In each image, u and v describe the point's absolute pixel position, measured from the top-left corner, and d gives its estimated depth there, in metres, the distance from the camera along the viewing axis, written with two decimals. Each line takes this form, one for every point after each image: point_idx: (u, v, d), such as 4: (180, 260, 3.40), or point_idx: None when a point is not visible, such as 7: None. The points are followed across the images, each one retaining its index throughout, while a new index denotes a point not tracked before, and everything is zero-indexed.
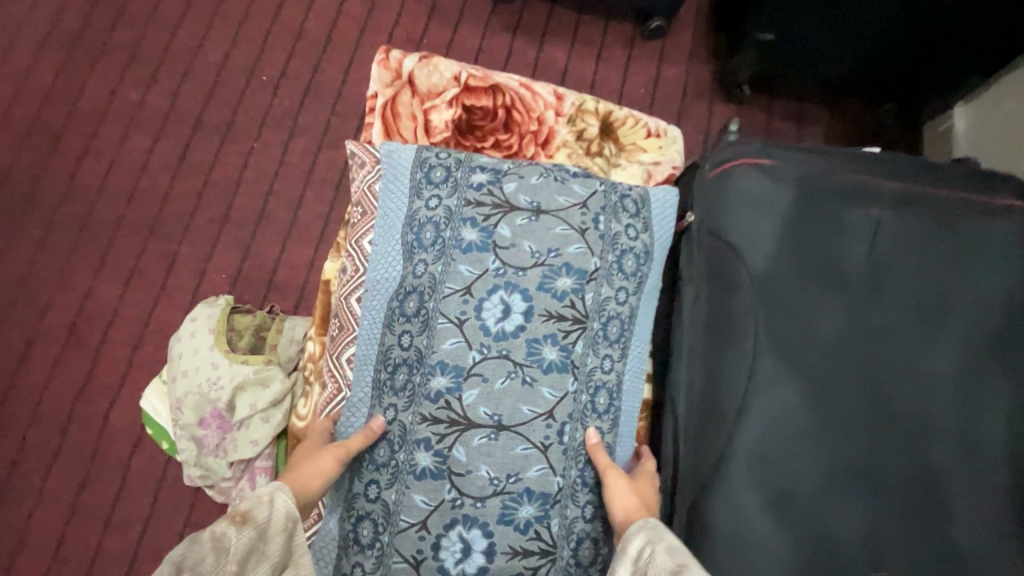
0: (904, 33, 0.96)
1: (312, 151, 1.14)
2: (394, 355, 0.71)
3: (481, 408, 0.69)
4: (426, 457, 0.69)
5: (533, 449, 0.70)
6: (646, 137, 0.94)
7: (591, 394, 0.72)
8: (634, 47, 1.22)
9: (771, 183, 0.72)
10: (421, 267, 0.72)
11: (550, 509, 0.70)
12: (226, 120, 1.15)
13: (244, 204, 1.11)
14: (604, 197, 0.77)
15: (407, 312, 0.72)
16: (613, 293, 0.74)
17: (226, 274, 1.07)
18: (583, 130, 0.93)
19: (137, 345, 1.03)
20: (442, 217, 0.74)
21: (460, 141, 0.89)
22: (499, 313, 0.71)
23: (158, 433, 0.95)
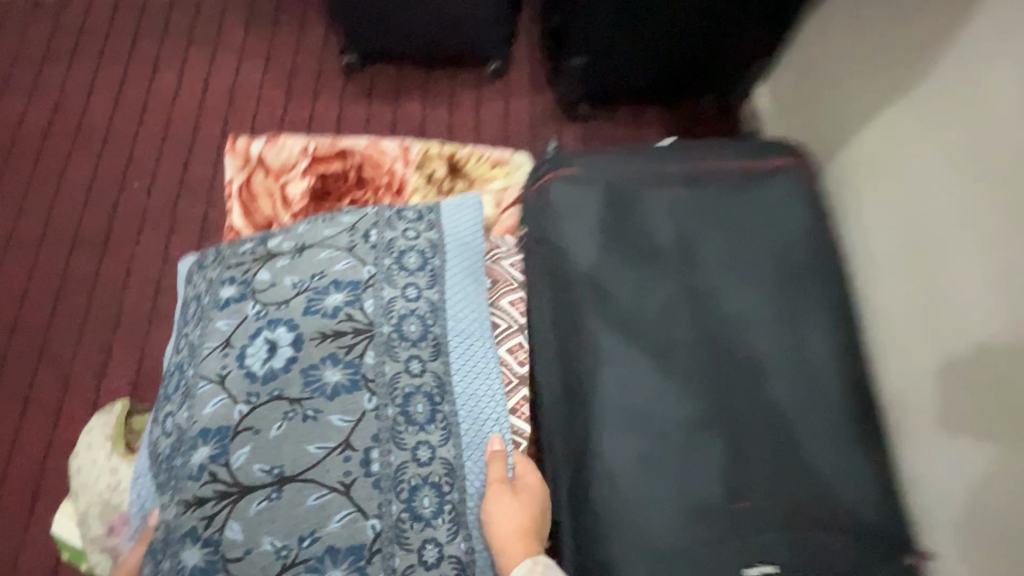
0: (680, 47, 1.14)
1: (194, 244, 1.18)
2: (165, 443, 0.74)
3: (256, 464, 0.70)
4: (194, 553, 0.67)
5: (331, 492, 0.69)
6: (493, 167, 1.04)
7: (398, 407, 0.74)
8: (479, 91, 1.35)
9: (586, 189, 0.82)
10: (186, 342, 0.81)
11: (365, 568, 0.67)
12: (103, 231, 1.18)
13: (132, 306, 1.13)
14: (374, 217, 0.84)
15: (173, 391, 0.78)
16: (399, 292, 0.80)
17: (125, 379, 1.08)
18: (432, 172, 1.02)
19: (42, 470, 1.02)
20: (204, 290, 0.83)
21: (319, 206, 0.96)
22: (265, 352, 0.75)
23: (75, 555, 0.91)
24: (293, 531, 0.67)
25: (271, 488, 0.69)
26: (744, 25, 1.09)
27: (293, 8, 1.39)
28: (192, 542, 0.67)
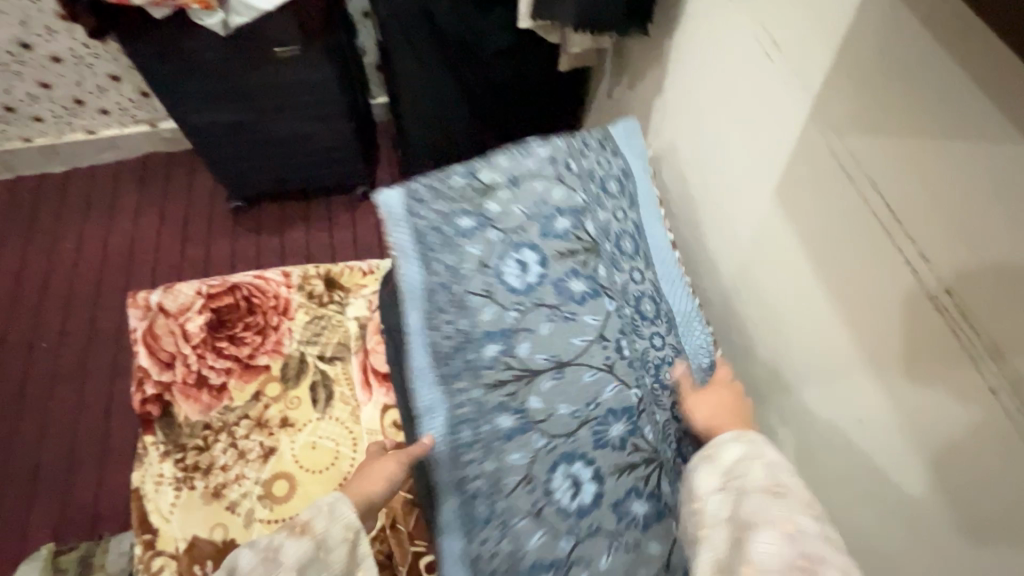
0: None
1: (108, 386, 1.31)
2: (443, 346, 0.69)
3: (539, 354, 0.66)
4: (506, 417, 0.65)
5: (601, 371, 0.66)
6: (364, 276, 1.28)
7: (635, 305, 0.74)
8: (353, 211, 1.63)
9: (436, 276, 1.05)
10: (439, 268, 0.71)
11: (638, 421, 0.66)
12: (16, 392, 1.29)
13: (51, 457, 1.23)
14: (568, 145, 0.82)
15: (441, 305, 0.70)
16: (609, 216, 0.78)
17: (49, 525, 1.16)
18: (312, 289, 1.24)
19: None
20: (437, 222, 0.74)
21: (214, 335, 1.14)
22: (518, 268, 0.70)
23: None
24: (587, 408, 0.65)
25: (580, 367, 0.66)
26: None
27: (180, 167, 1.62)
28: (503, 414, 0.65)
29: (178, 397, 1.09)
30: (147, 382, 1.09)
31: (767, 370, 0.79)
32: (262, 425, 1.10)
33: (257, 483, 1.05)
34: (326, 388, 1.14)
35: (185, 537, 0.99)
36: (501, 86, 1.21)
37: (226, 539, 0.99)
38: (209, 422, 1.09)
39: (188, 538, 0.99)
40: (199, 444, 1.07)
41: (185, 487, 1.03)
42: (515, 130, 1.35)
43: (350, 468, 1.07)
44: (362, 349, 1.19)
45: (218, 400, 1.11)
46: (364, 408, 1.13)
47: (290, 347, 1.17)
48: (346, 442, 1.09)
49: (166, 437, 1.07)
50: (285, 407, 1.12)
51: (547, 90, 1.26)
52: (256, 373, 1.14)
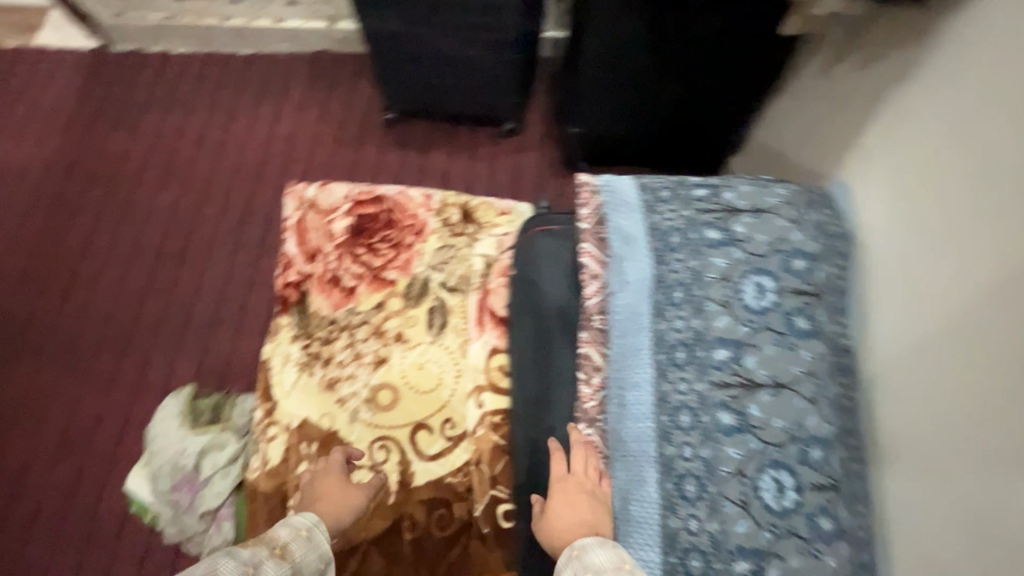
0: (664, 126, 1.33)
1: (253, 261, 1.43)
2: (671, 338, 0.73)
3: (764, 370, 0.70)
4: (729, 417, 0.69)
5: (809, 405, 0.69)
6: (498, 215, 1.27)
7: (837, 356, 0.74)
8: (495, 146, 1.60)
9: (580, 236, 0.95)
10: (677, 264, 0.76)
11: (829, 453, 0.68)
12: (182, 247, 1.46)
13: (201, 311, 1.38)
14: (800, 193, 0.83)
15: (676, 301, 0.75)
16: (836, 269, 0.78)
17: (191, 369, 1.33)
18: (448, 217, 1.25)
19: (120, 437, 1.27)
20: (682, 224, 0.79)
21: (354, 240, 1.19)
22: (756, 292, 0.73)
23: (139, 508, 1.14)
24: (797, 429, 0.68)
25: (790, 393, 0.69)
26: (722, 112, 1.27)
27: (346, 71, 1.67)
28: (731, 414, 0.68)
29: (314, 289, 1.17)
30: (291, 269, 1.18)
31: (964, 440, 0.65)
32: (379, 335, 1.14)
33: (366, 386, 1.10)
34: (442, 315, 1.16)
35: (298, 416, 1.08)
36: (698, 37, 1.09)
37: (331, 429, 1.07)
38: (335, 319, 1.15)
39: (301, 417, 1.08)
40: (323, 337, 1.14)
41: (306, 371, 1.11)
42: (696, 92, 1.22)
43: (449, 398, 1.09)
44: (483, 288, 1.17)
45: (345, 301, 1.16)
46: (473, 343, 1.12)
47: (419, 268, 1.19)
48: (449, 372, 1.11)
49: (299, 323, 1.15)
50: (403, 324, 1.15)
51: (749, 52, 1.10)
52: (383, 286, 1.17)
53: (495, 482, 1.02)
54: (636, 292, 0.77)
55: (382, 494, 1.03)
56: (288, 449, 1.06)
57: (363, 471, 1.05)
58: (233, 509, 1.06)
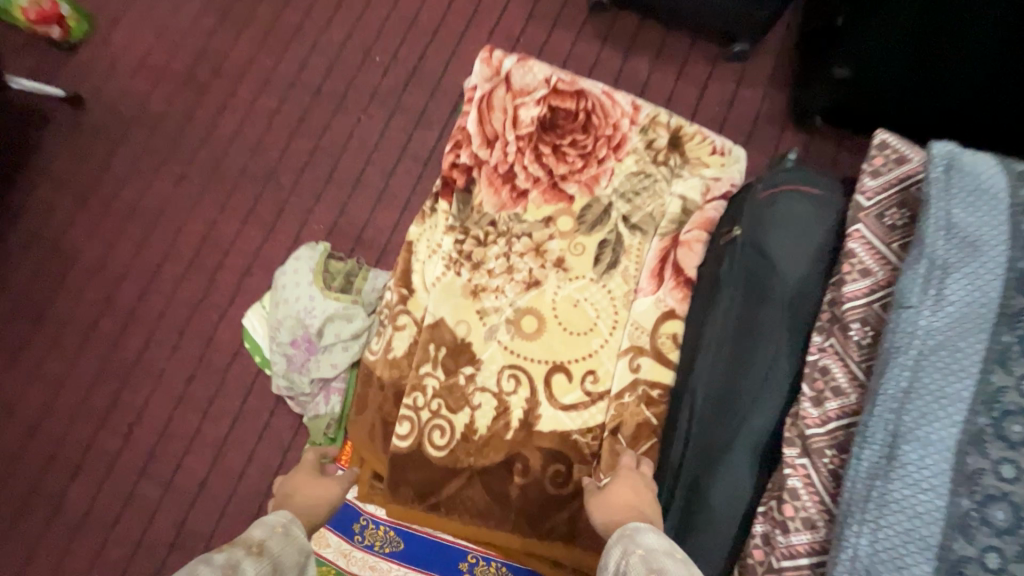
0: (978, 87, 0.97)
1: (410, 129, 1.28)
2: (1010, 402, 0.54)
3: None
4: None
5: None
6: (710, 153, 1.03)
7: None
8: (711, 70, 1.30)
9: (857, 214, 0.72)
10: None
11: None
12: (341, 92, 1.32)
13: (346, 168, 1.27)
14: None
15: None
16: None
17: (325, 225, 1.25)
18: (653, 139, 1.02)
19: (246, 273, 1.23)
20: None
21: (541, 136, 0.99)
22: None
23: (254, 346, 1.14)
24: None
25: None
26: None
27: None
28: None
29: (482, 180, 0.99)
30: (463, 148, 1.00)
31: None
32: (539, 253, 0.97)
33: (510, 306, 0.95)
34: (614, 253, 0.97)
35: (435, 314, 0.95)
36: None
37: (465, 340, 0.94)
38: (495, 221, 0.98)
39: (436, 317, 0.95)
40: (478, 237, 0.98)
41: (454, 270, 0.97)
42: None
43: (599, 348, 0.93)
44: (672, 236, 0.96)
45: (513, 204, 0.99)
46: (643, 298, 0.94)
47: (604, 190, 0.99)
48: (606, 320, 0.94)
49: (457, 213, 0.99)
50: (568, 249, 0.97)
51: None
52: (558, 199, 0.99)
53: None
54: (965, 325, 0.56)
55: (501, 427, 0.92)
56: (415, 343, 0.96)
57: (485, 395, 0.93)
58: (343, 384, 1.03)
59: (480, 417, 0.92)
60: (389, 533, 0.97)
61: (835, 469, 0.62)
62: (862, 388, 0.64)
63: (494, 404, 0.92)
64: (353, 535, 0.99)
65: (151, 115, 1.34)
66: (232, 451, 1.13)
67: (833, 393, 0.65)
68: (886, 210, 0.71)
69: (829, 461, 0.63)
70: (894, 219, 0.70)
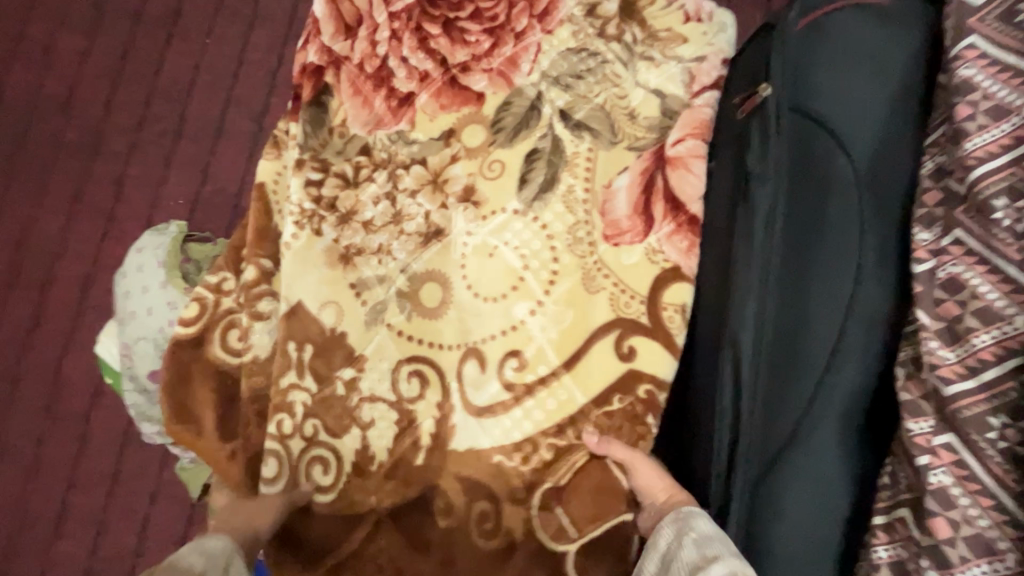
0: None
1: (276, 47, 0.92)
2: None
3: None
4: None
5: None
6: (683, 23, 0.68)
7: None
8: None
9: (968, 19, 0.43)
10: None
11: None
12: (172, 12, 0.94)
13: (198, 116, 0.92)
14: None
15: None
16: None
17: (183, 200, 0.90)
18: (596, 3, 0.68)
19: (87, 283, 0.89)
20: None
21: (426, 11, 0.66)
22: None
23: (115, 381, 0.82)
24: None
25: None
26: None
27: None
28: None
29: (343, 87, 0.66)
30: (312, 41, 0.66)
31: None
32: (439, 186, 0.65)
33: (403, 273, 0.64)
34: (550, 166, 0.64)
35: (323, 291, 0.64)
36: None
37: (337, 332, 0.64)
38: (370, 147, 0.66)
39: (294, 301, 0.63)
40: (345, 174, 0.65)
41: (312, 228, 0.64)
42: None
43: (526, 317, 0.62)
44: (656, 150, 0.64)
45: (393, 118, 0.66)
46: (631, 248, 0.62)
47: (527, 79, 0.66)
48: (538, 270, 0.62)
49: (306, 138, 0.65)
50: (478, 170, 0.65)
51: None
52: (461, 103, 0.66)
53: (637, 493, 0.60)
54: None
55: (404, 447, 0.62)
56: None
57: (380, 407, 0.63)
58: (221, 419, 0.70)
59: (376, 438, 0.63)
60: None
61: (1013, 449, 0.37)
62: None
63: (393, 418, 0.63)
64: None
65: None
66: (118, 524, 0.83)
67: (979, 320, 0.39)
68: (1021, 2, 0.42)
69: (998, 438, 0.37)
70: None
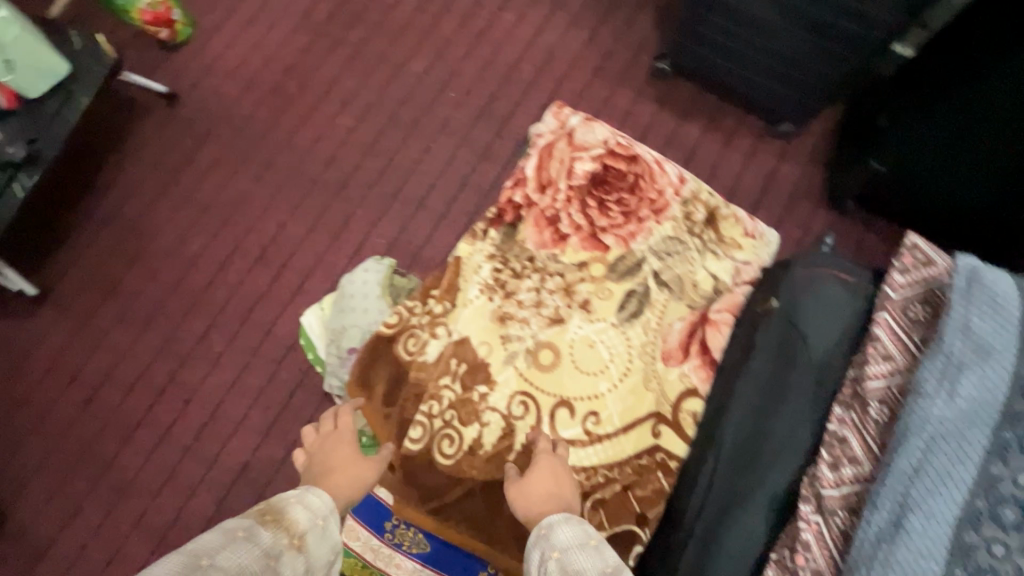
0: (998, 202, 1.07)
1: (474, 161, 1.39)
2: (1003, 490, 0.63)
3: None
4: None
5: None
6: (742, 236, 1.10)
7: None
8: (756, 144, 1.39)
9: (885, 302, 0.81)
10: None
11: None
12: (415, 119, 1.43)
13: (411, 190, 1.38)
14: None
15: None
16: None
17: (385, 240, 1.35)
18: (692, 212, 1.10)
19: (308, 274, 1.32)
20: None
21: (591, 190, 1.09)
22: None
23: (307, 343, 1.24)
24: None
25: None
26: None
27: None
28: None
29: (529, 219, 1.09)
30: (519, 188, 1.10)
31: None
32: (568, 293, 1.06)
33: (532, 338, 1.04)
34: (639, 303, 1.03)
35: (479, 335, 1.04)
36: None
37: (483, 362, 1.03)
38: (534, 257, 1.08)
39: (463, 335, 1.05)
40: (515, 269, 1.07)
41: (488, 295, 1.06)
42: None
43: (605, 392, 0.99)
44: (701, 313, 1.04)
45: (552, 245, 1.08)
46: (671, 368, 1.01)
47: (639, 246, 1.07)
48: (618, 365, 1.00)
49: (499, 244, 1.09)
50: (595, 293, 1.05)
51: None
52: (594, 248, 1.07)
53: (641, 520, 0.94)
54: (969, 419, 0.65)
55: (504, 447, 1.00)
56: None
57: (494, 414, 1.01)
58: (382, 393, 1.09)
59: (487, 434, 1.00)
60: (418, 535, 1.05)
61: (845, 529, 0.71)
62: (875, 459, 0.73)
63: (501, 425, 1.00)
64: (384, 532, 1.07)
65: (238, 116, 1.45)
66: (277, 438, 1.22)
67: (848, 460, 0.74)
68: (911, 305, 0.80)
69: (840, 521, 0.71)
70: (917, 314, 0.79)
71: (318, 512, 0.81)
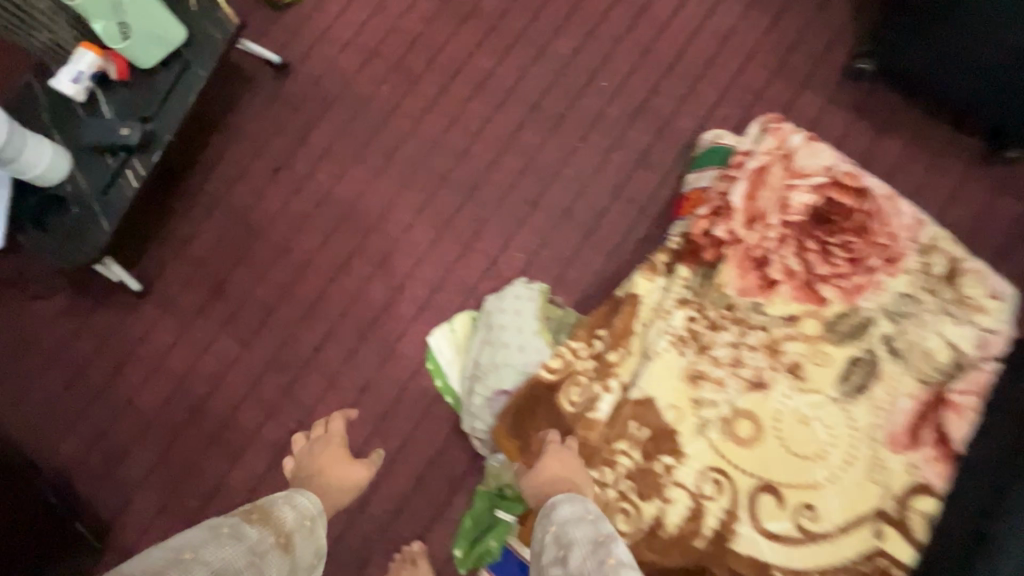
0: None
1: (628, 168, 1.20)
2: None
3: None
4: None
5: None
6: (988, 296, 0.88)
7: None
8: (969, 171, 1.17)
9: None
10: None
11: None
12: (560, 113, 1.24)
13: (554, 197, 1.20)
14: None
15: None
16: None
17: (523, 255, 1.17)
18: (930, 264, 0.90)
19: (435, 289, 1.17)
20: None
21: (812, 230, 0.90)
22: None
23: (437, 369, 1.11)
24: None
25: None
26: None
27: None
28: None
29: (732, 260, 0.91)
30: (722, 219, 0.92)
31: None
32: (774, 352, 0.88)
33: (729, 404, 0.87)
34: (866, 375, 0.86)
35: (667, 396, 0.88)
36: None
37: (669, 427, 0.87)
38: (734, 305, 0.90)
39: (646, 394, 0.89)
40: (712, 318, 0.90)
41: (679, 348, 0.90)
42: None
43: (824, 482, 0.83)
44: (937, 390, 0.85)
45: (758, 292, 0.90)
46: (893, 455, 0.83)
47: (868, 305, 0.88)
48: (840, 450, 0.84)
49: (695, 287, 0.92)
50: (809, 356, 0.87)
51: None
52: (810, 300, 0.89)
53: None
54: None
55: (691, 531, 0.85)
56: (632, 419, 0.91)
57: (680, 491, 0.86)
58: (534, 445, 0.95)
59: (671, 514, 0.86)
60: None
61: None
62: None
63: (689, 505, 0.85)
64: None
65: (356, 95, 1.26)
66: (400, 474, 1.09)
67: None
68: None
69: None
70: None
71: (306, 512, 0.81)
